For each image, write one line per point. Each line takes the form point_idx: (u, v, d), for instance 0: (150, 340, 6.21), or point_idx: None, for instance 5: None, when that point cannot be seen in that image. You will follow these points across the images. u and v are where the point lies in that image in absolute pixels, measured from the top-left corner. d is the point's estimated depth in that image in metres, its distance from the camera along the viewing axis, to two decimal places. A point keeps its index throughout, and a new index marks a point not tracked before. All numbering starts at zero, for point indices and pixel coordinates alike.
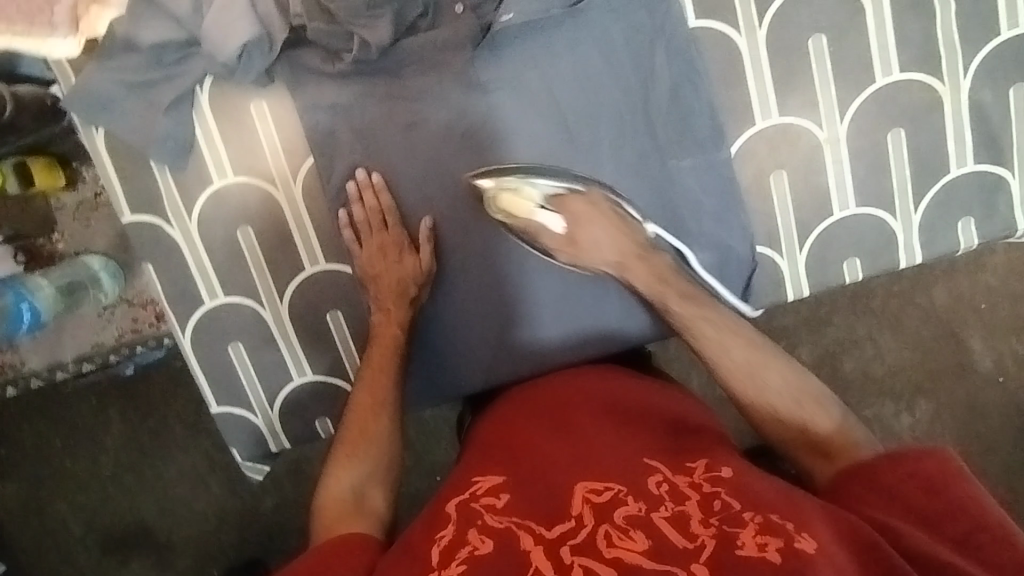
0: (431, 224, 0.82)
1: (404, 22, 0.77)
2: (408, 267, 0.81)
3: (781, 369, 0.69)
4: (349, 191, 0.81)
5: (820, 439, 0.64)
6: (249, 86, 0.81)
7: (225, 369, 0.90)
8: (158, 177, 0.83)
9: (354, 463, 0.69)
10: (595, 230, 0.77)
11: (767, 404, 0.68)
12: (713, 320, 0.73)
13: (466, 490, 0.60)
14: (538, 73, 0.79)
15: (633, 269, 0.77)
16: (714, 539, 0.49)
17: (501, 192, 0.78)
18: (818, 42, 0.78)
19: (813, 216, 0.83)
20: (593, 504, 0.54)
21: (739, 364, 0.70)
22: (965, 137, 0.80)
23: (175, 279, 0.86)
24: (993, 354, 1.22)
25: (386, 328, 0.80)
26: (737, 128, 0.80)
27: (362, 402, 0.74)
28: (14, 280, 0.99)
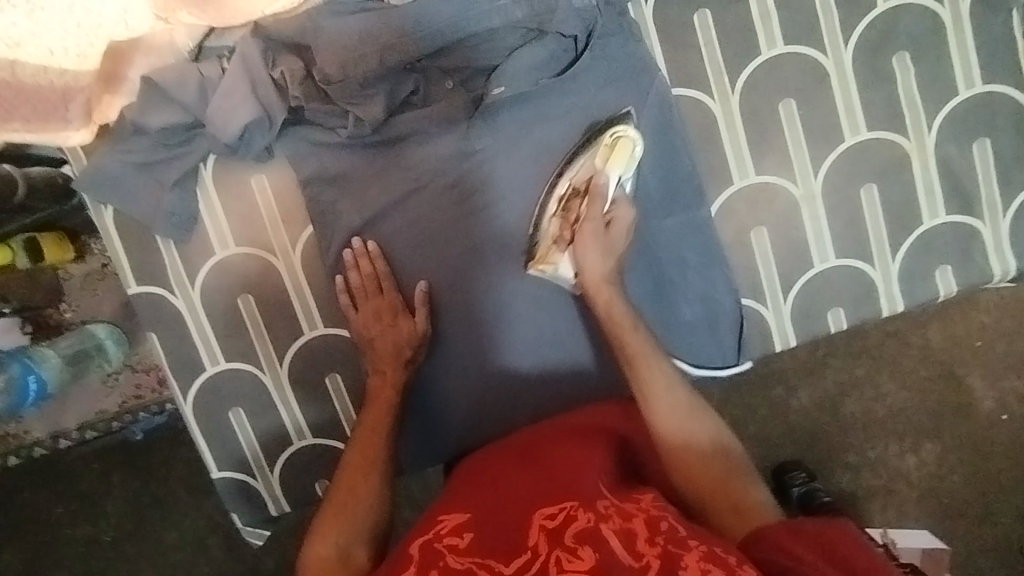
0: (426, 286, 0.85)
1: (398, 98, 0.82)
2: (403, 330, 0.84)
3: (694, 421, 0.71)
4: (346, 260, 0.84)
5: (726, 475, 0.70)
6: (250, 162, 0.85)
7: (226, 433, 0.92)
8: (163, 250, 0.86)
9: (345, 519, 0.70)
10: (610, 238, 0.77)
11: (684, 451, 0.70)
12: (656, 365, 0.74)
13: (431, 530, 0.64)
14: (529, 139, 0.83)
15: (602, 288, 0.76)
16: (659, 558, 0.55)
17: (624, 135, 0.79)
18: (788, 106, 0.82)
19: (795, 269, 0.86)
20: (547, 531, 0.59)
21: (668, 413, 0.71)
22: (936, 190, 0.84)
23: (179, 347, 0.89)
24: (994, 393, 1.23)
25: (380, 390, 0.82)
26: (715, 189, 0.84)
27: (352, 462, 0.75)
28: (20, 352, 1.01)
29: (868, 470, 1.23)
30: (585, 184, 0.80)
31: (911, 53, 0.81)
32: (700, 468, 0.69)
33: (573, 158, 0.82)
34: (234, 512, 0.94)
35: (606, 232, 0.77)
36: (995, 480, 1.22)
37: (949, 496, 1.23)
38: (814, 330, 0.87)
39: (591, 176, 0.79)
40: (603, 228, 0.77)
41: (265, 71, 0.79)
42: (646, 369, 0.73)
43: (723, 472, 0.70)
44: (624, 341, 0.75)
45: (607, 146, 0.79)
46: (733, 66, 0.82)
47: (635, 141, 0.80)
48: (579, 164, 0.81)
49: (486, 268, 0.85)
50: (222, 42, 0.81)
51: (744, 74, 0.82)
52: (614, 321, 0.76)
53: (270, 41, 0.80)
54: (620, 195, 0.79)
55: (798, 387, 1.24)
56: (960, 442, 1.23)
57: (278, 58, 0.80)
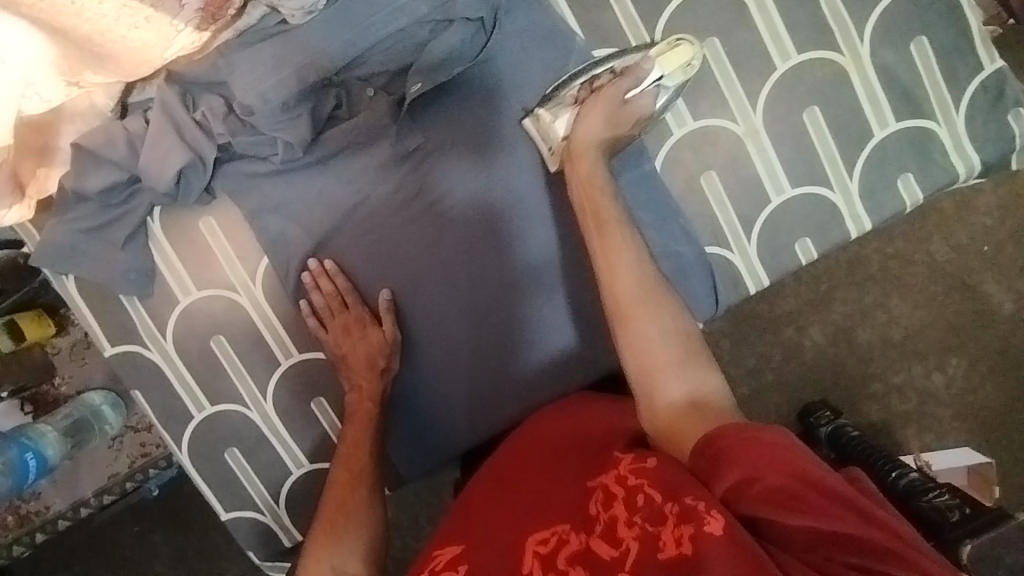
0: (389, 294, 0.85)
1: (322, 115, 0.82)
2: (373, 341, 0.84)
3: (661, 310, 0.67)
4: (306, 282, 0.85)
5: (697, 387, 0.64)
6: (194, 206, 0.86)
7: (227, 475, 0.92)
8: (130, 308, 0.88)
9: (334, 549, 0.71)
10: (594, 113, 0.75)
11: (652, 348, 0.66)
12: (617, 229, 0.70)
13: (427, 565, 0.66)
14: (483, 131, 0.82)
15: (579, 155, 0.74)
16: (637, 541, 0.56)
17: (681, 42, 0.78)
18: (712, 45, 0.80)
19: (753, 208, 0.84)
20: (540, 558, 0.59)
21: (631, 281, 0.68)
22: (880, 99, 0.81)
23: (164, 399, 0.90)
24: (1011, 294, 1.19)
25: (358, 406, 0.82)
26: (657, 141, 0.82)
27: (340, 478, 0.77)
28: (18, 434, 1.01)
29: (896, 396, 1.20)
30: (620, 71, 0.77)
31: None
32: (678, 385, 0.64)
33: (602, 61, 0.79)
34: (250, 551, 0.95)
35: (621, 107, 0.76)
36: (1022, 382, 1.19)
37: (978, 407, 1.19)
38: (787, 264, 0.86)
39: (636, 62, 0.77)
40: (618, 103, 0.76)
41: (187, 114, 0.80)
42: (612, 234, 0.70)
43: (699, 379, 0.65)
44: (588, 207, 0.72)
45: (670, 45, 0.78)
46: (649, 17, 0.81)
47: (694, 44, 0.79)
48: (628, 58, 0.78)
49: (502, 292, 0.85)
50: (146, 95, 0.83)
51: (660, 23, 0.81)
52: (586, 199, 0.72)
53: (187, 85, 0.81)
54: (650, 90, 0.76)
55: (798, 326, 1.21)
56: (980, 349, 1.20)
57: (199, 100, 0.81)
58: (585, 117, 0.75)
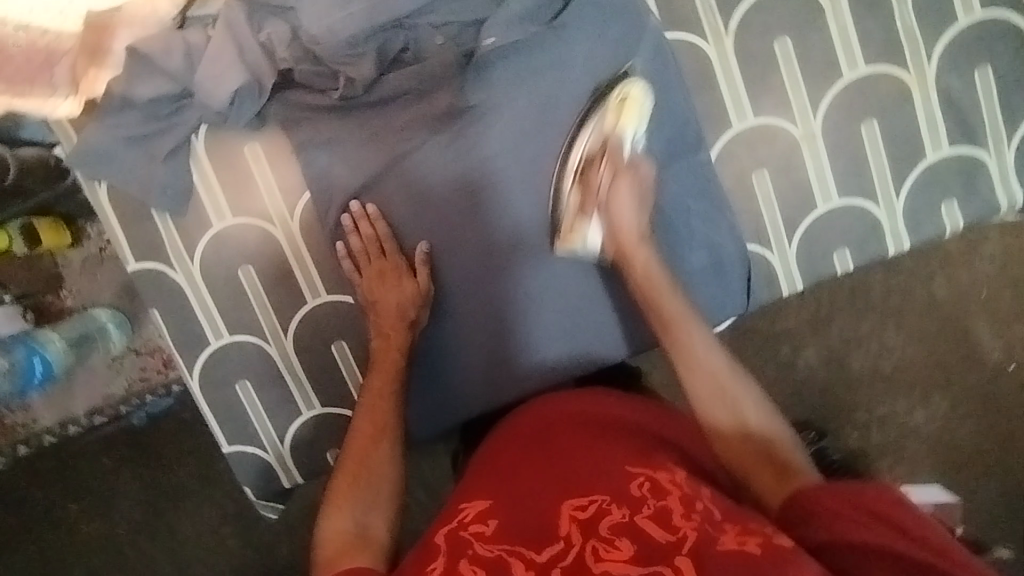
0: (427, 248, 0.85)
1: (388, 56, 0.80)
2: (405, 291, 0.83)
3: (741, 391, 0.73)
4: (345, 224, 0.84)
5: (778, 452, 0.70)
6: (241, 131, 0.84)
7: (235, 407, 0.91)
8: (160, 224, 0.86)
9: (353, 498, 0.71)
10: (624, 196, 0.79)
11: (736, 432, 0.71)
12: (693, 325, 0.76)
13: (455, 519, 0.68)
14: (529, 98, 0.81)
15: (633, 250, 0.79)
16: (694, 531, 0.59)
17: (631, 92, 0.79)
18: (783, 44, 0.81)
19: (798, 211, 0.85)
20: (579, 522, 0.62)
21: (707, 383, 0.73)
22: (938, 122, 0.82)
23: (181, 323, 0.89)
24: (1001, 343, 1.21)
25: (385, 354, 0.82)
26: (714, 132, 0.83)
27: (362, 431, 0.76)
28: (26, 335, 1.03)
29: (877, 427, 1.22)
30: (602, 145, 0.80)
31: None
32: (760, 453, 0.70)
33: (582, 124, 0.81)
34: (246, 487, 0.95)
35: (636, 185, 0.79)
36: (1001, 427, 1.20)
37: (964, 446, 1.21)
38: (821, 273, 0.87)
39: (608, 136, 0.80)
40: (631, 176, 0.80)
41: (253, 36, 0.78)
42: (689, 329, 0.76)
43: (781, 454, 0.70)
44: (657, 304, 0.77)
45: (619, 102, 0.79)
46: (727, 7, 0.80)
47: (644, 95, 0.79)
48: (599, 121, 0.80)
49: (500, 272, 0.85)
50: (207, 10, 0.81)
51: (736, 14, 0.80)
52: (649, 291, 0.78)
53: (254, 6, 0.78)
54: (634, 152, 0.80)
55: (806, 341, 1.23)
56: (964, 394, 1.21)
57: (264, 22, 0.79)
58: (612, 209, 0.79)
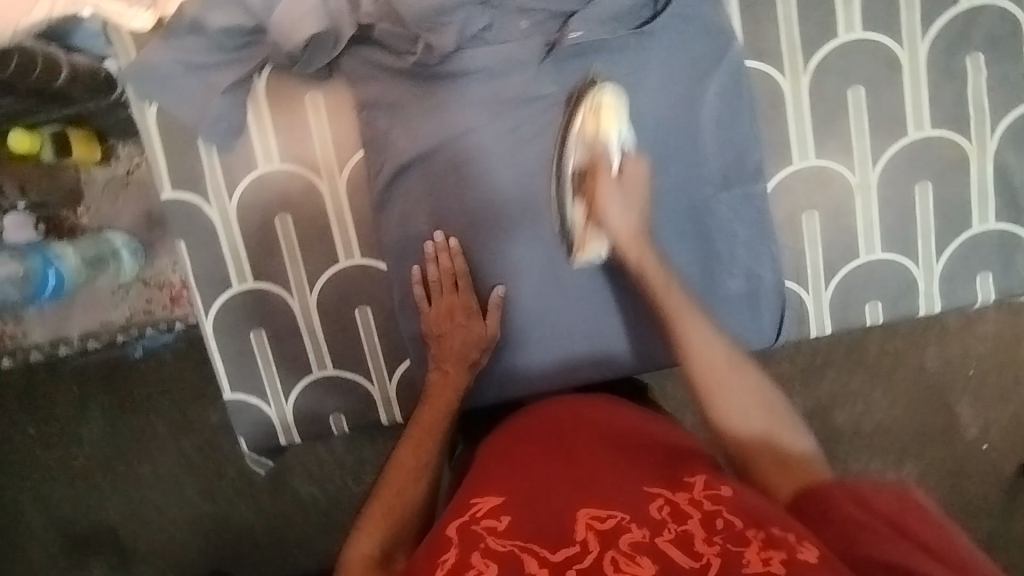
0: (503, 292, 0.85)
1: (468, 32, 0.79)
2: (474, 332, 0.83)
3: (744, 381, 0.71)
4: (426, 251, 0.83)
5: (775, 434, 0.69)
6: (306, 77, 0.82)
7: (246, 354, 0.90)
8: (204, 156, 0.84)
9: (383, 526, 0.68)
10: (614, 194, 0.78)
11: (737, 424, 0.69)
12: (692, 318, 0.73)
13: (466, 512, 0.67)
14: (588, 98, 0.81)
15: (637, 247, 0.78)
16: (718, 557, 0.56)
17: (603, 95, 0.79)
18: (856, 93, 0.82)
19: (840, 257, 0.86)
20: (596, 531, 0.61)
21: (710, 369, 0.71)
22: (988, 195, 0.84)
23: (206, 260, 0.87)
24: (978, 422, 1.22)
25: (442, 390, 0.80)
26: (775, 166, 0.84)
27: (403, 459, 0.74)
28: (39, 246, 1.00)
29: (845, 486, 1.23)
30: (589, 161, 0.79)
31: (985, 56, 0.81)
32: (762, 450, 0.68)
33: (568, 132, 0.80)
34: (240, 437, 0.93)
35: (623, 181, 0.78)
36: (965, 501, 1.22)
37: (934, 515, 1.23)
38: (851, 321, 0.88)
39: (587, 149, 0.79)
40: (617, 181, 0.78)
41: None
42: (688, 326, 0.73)
43: (782, 444, 0.68)
44: (659, 301, 0.76)
45: (592, 113, 0.78)
46: (810, 46, 0.81)
47: (617, 97, 0.79)
48: (584, 125, 0.79)
49: (484, 247, 0.85)
50: None
51: (818, 55, 0.81)
52: (654, 281, 0.76)
53: None
54: (626, 149, 0.79)
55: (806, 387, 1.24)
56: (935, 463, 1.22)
57: None
58: (603, 216, 0.78)
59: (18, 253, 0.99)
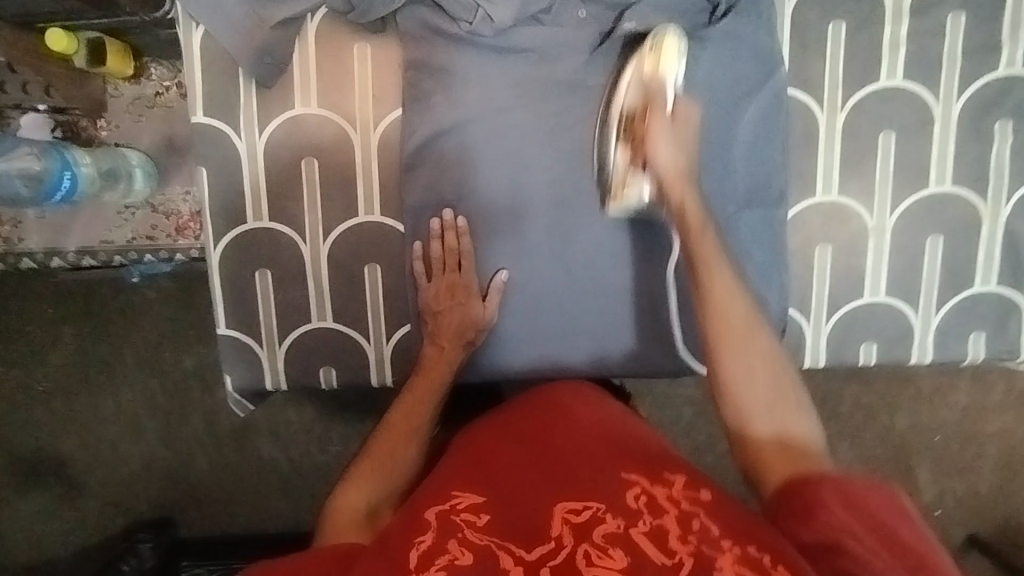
0: (505, 278, 0.86)
1: (528, 11, 0.80)
2: (471, 312, 0.84)
3: (758, 345, 0.69)
4: (432, 228, 0.84)
5: (786, 431, 0.67)
6: (359, 28, 0.83)
7: (248, 293, 0.89)
8: (243, 87, 0.84)
9: (369, 483, 0.73)
10: (665, 132, 0.78)
11: (743, 386, 0.68)
12: (722, 269, 0.72)
13: (446, 501, 0.66)
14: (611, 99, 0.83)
15: (680, 186, 0.77)
16: (691, 557, 0.58)
17: (665, 36, 0.80)
18: (887, 138, 0.84)
19: (845, 294, 0.88)
20: (571, 525, 0.63)
21: (727, 325, 0.69)
22: (994, 258, 0.87)
23: (226, 191, 0.86)
24: (935, 487, 1.21)
25: (433, 363, 0.83)
26: (798, 195, 0.86)
27: (394, 423, 0.78)
28: (59, 148, 0.92)
29: None
30: (642, 102, 0.81)
31: (1014, 124, 0.84)
32: (762, 420, 0.67)
33: (619, 74, 0.82)
34: (225, 375, 0.92)
35: (677, 126, 0.79)
36: None
37: None
38: (845, 359, 0.90)
39: (642, 89, 0.81)
40: (670, 121, 0.79)
41: None
42: (721, 271, 0.72)
43: (783, 419, 0.67)
44: (692, 242, 0.74)
45: (653, 53, 0.80)
46: (850, 85, 0.83)
47: (679, 41, 0.80)
48: (641, 63, 0.80)
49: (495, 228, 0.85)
50: None
51: (856, 95, 0.84)
52: (689, 221, 0.75)
53: None
54: (679, 94, 0.80)
55: None
56: None
57: None
58: (651, 154, 0.78)
59: (37, 149, 0.90)
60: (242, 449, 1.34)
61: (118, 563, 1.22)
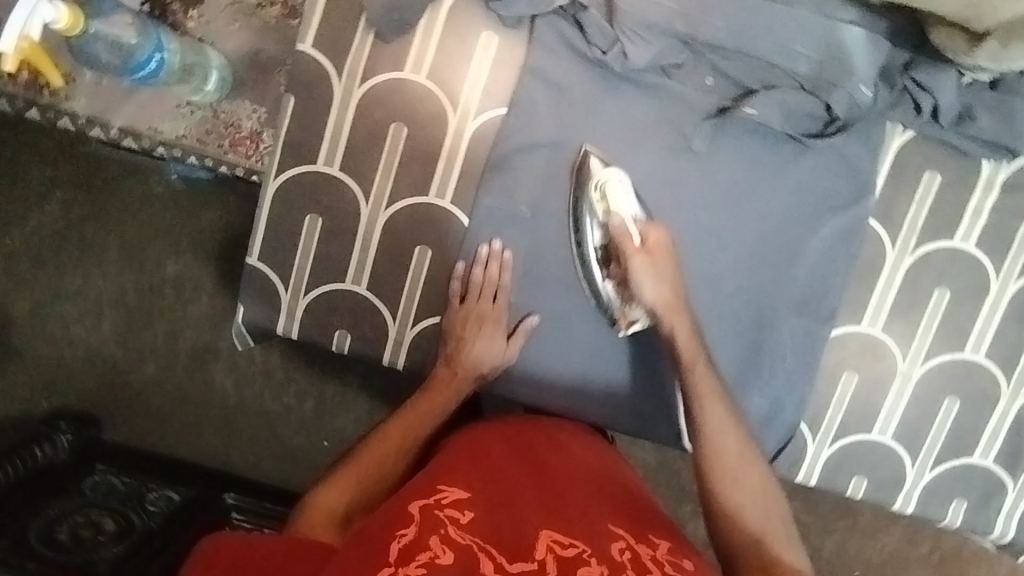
0: (534, 322, 0.87)
1: (659, 62, 0.80)
2: (492, 349, 0.85)
3: (754, 476, 0.77)
4: (478, 255, 0.85)
5: (778, 556, 0.72)
6: (493, 17, 0.82)
7: (292, 232, 0.87)
8: (360, 34, 0.82)
9: (349, 490, 0.76)
10: (642, 271, 0.80)
11: (738, 513, 0.75)
12: (721, 400, 0.78)
13: (432, 495, 0.65)
14: (697, 170, 0.84)
15: (676, 317, 0.80)
16: None
17: (608, 181, 0.82)
18: (941, 295, 0.87)
19: (854, 424, 0.90)
20: (555, 554, 0.62)
21: (727, 459, 0.77)
22: (999, 437, 0.89)
23: (306, 127, 0.84)
24: None
25: (442, 384, 0.84)
26: (845, 318, 0.88)
27: (389, 435, 0.81)
28: (159, 31, 0.95)
29: None
30: (614, 240, 0.83)
31: None
32: (751, 543, 0.73)
33: (579, 214, 0.83)
34: (241, 303, 0.89)
35: (660, 254, 0.81)
36: None
37: None
38: (834, 483, 0.92)
39: (608, 224, 0.83)
40: (646, 256, 0.81)
41: None
42: (716, 406, 0.78)
43: (769, 546, 0.73)
44: (690, 376, 0.79)
45: (601, 199, 0.82)
46: (926, 234, 0.85)
47: (621, 176, 0.82)
48: (593, 207, 0.83)
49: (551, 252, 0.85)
50: None
51: (929, 244, 0.86)
52: (686, 352, 0.80)
53: None
54: (644, 221, 0.82)
55: None
56: None
57: None
58: (636, 291, 0.81)
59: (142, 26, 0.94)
60: (206, 375, 1.29)
61: (33, 445, 1.12)
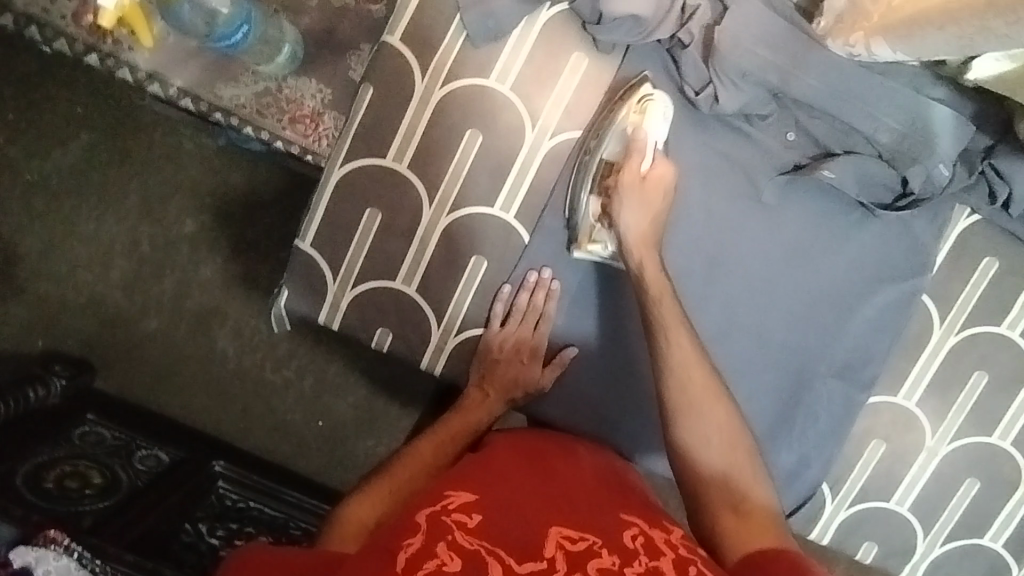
0: (573, 354, 0.86)
1: (746, 110, 0.80)
2: (528, 374, 0.85)
3: (716, 411, 0.74)
4: (526, 280, 0.84)
5: (743, 495, 0.71)
6: (586, 38, 0.81)
7: (349, 223, 0.85)
8: (451, 34, 0.81)
9: (380, 504, 0.77)
10: (629, 199, 0.78)
11: (694, 449, 0.73)
12: (688, 336, 0.76)
13: (438, 502, 0.65)
14: (763, 216, 0.83)
15: (646, 252, 0.79)
16: None
17: (647, 95, 0.80)
18: (978, 378, 0.88)
19: (873, 491, 0.91)
20: (566, 551, 0.60)
21: (683, 390, 0.75)
22: (1013, 523, 0.90)
23: (382, 121, 0.83)
24: None
25: (474, 406, 0.86)
26: (882, 387, 0.89)
27: (421, 453, 0.81)
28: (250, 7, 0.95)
29: None
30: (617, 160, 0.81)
31: None
32: (716, 485, 0.72)
33: (602, 126, 0.81)
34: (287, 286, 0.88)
35: (646, 184, 0.78)
36: None
37: None
38: (844, 545, 0.93)
39: (620, 148, 0.81)
40: (640, 182, 0.79)
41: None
42: (682, 340, 0.76)
43: (737, 486, 0.72)
44: (659, 309, 0.77)
45: (636, 111, 0.80)
46: (975, 316, 0.86)
47: (659, 98, 0.80)
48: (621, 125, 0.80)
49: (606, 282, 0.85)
50: None
51: (976, 326, 0.86)
52: (649, 279, 0.78)
53: None
54: (657, 154, 0.80)
55: None
56: None
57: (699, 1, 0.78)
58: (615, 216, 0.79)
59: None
60: (219, 344, 1.27)
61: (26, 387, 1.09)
